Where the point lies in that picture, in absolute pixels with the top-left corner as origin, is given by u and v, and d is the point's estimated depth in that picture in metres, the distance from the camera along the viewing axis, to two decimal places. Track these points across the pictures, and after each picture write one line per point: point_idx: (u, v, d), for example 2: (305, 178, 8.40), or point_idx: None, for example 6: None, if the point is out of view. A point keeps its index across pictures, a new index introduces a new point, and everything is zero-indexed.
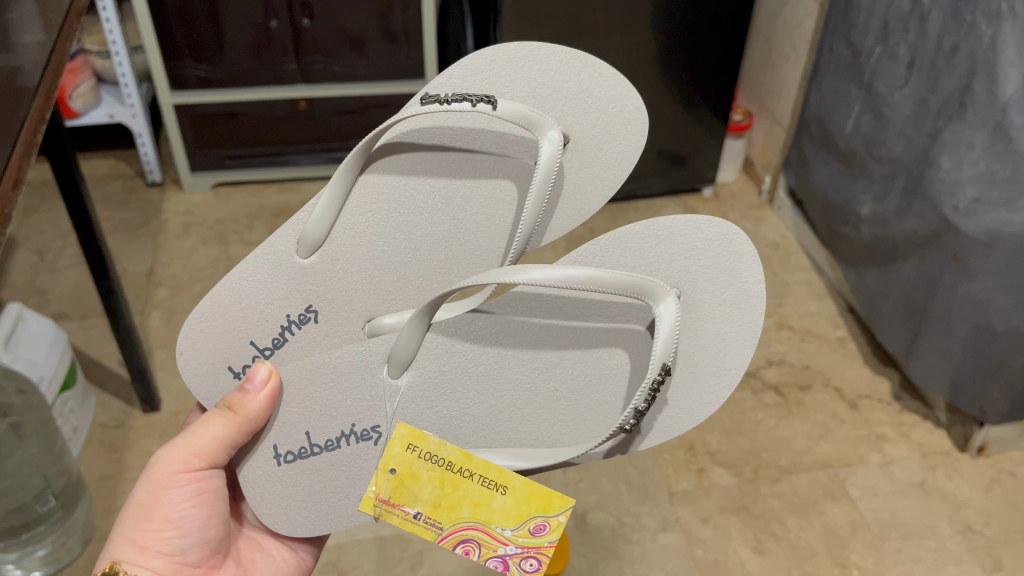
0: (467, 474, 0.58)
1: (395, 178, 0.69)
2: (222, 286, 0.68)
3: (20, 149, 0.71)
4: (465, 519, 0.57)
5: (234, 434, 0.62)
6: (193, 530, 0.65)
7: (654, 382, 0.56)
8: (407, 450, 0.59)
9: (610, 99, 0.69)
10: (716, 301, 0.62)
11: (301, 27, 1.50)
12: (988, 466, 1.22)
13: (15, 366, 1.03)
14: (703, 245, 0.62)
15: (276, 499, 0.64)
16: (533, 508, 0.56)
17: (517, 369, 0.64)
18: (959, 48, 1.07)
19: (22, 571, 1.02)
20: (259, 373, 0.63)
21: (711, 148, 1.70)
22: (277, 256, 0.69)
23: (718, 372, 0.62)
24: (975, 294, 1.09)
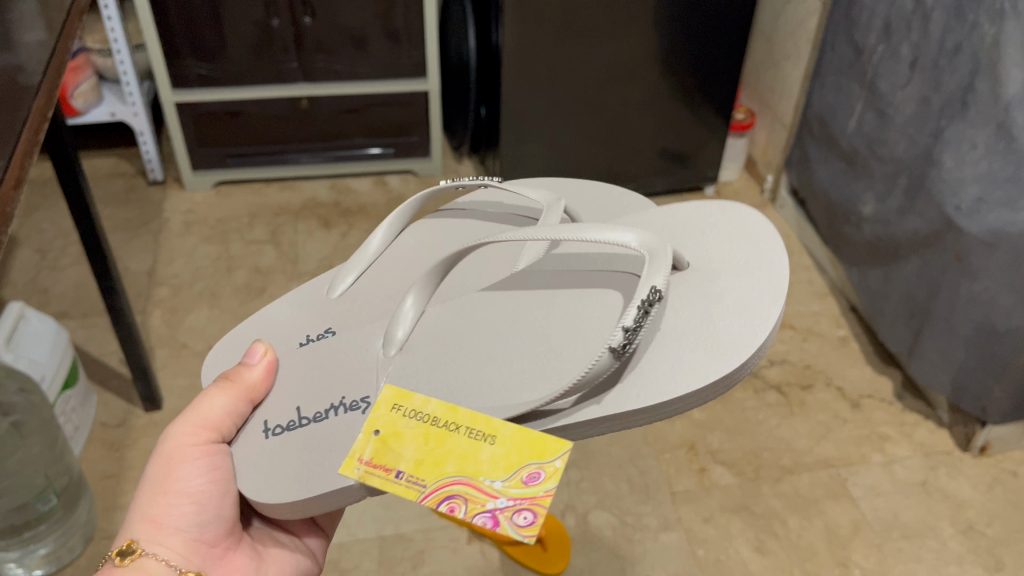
0: (453, 428, 0.59)
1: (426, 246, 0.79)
2: (255, 321, 0.76)
3: (22, 148, 0.71)
4: (451, 474, 0.57)
5: (235, 401, 0.65)
6: (209, 506, 0.63)
7: (643, 304, 0.59)
8: (392, 410, 0.61)
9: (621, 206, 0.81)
10: (730, 264, 0.68)
11: (303, 26, 1.50)
12: (990, 466, 1.21)
13: (17, 364, 1.05)
14: (709, 222, 0.73)
15: (256, 466, 0.63)
16: (525, 455, 0.57)
17: (520, 333, 0.67)
18: (962, 47, 1.07)
19: (24, 570, 1.02)
20: (256, 350, 0.68)
21: (714, 147, 1.70)
22: (312, 292, 0.78)
23: (735, 330, 0.62)
24: (978, 294, 1.09)
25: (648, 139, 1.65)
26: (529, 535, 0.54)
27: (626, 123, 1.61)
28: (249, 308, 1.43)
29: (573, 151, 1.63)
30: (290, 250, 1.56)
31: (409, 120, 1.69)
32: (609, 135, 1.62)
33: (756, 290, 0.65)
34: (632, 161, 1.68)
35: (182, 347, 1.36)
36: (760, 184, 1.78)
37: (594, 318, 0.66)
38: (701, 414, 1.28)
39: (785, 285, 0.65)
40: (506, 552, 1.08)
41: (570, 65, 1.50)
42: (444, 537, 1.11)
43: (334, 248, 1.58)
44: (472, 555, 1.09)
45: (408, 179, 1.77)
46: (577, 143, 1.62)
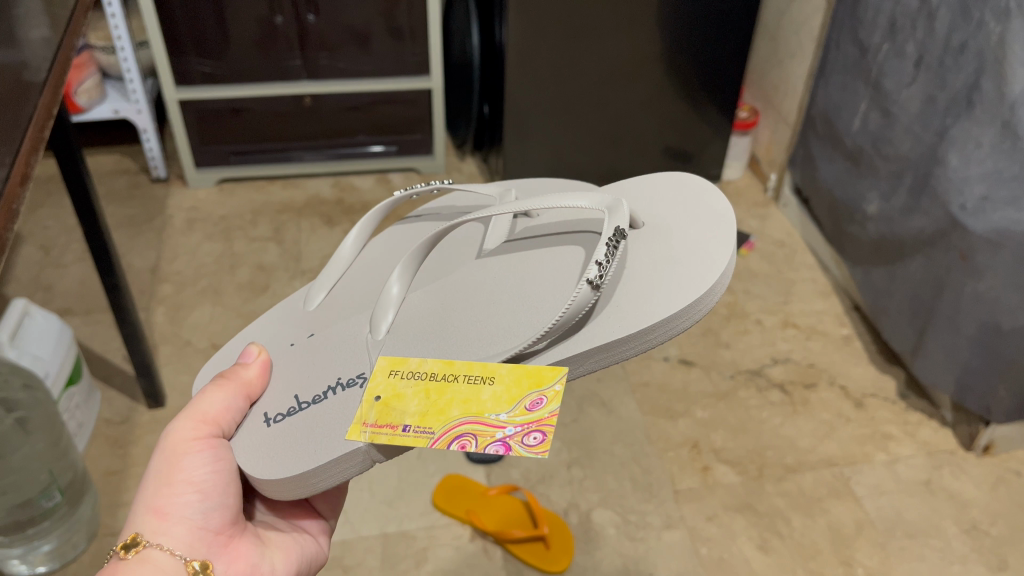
0: (452, 378, 0.61)
1: (394, 240, 0.80)
2: (235, 343, 0.76)
3: (28, 145, 0.71)
4: (457, 417, 0.59)
5: (235, 397, 0.66)
6: (213, 495, 0.63)
7: (612, 241, 0.61)
8: (389, 375, 0.63)
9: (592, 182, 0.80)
10: (684, 217, 0.69)
11: (307, 23, 1.50)
12: (994, 465, 1.21)
13: (20, 362, 1.05)
14: (659, 186, 0.74)
15: (265, 450, 0.63)
16: (525, 386, 0.59)
17: (495, 302, 0.67)
18: (967, 45, 1.07)
19: (27, 566, 1.03)
20: (251, 351, 0.70)
21: (717, 146, 1.70)
22: (287, 310, 0.77)
23: (700, 257, 0.63)
24: (982, 293, 1.09)
25: (651, 137, 1.65)
26: (543, 452, 0.56)
27: (628, 121, 1.61)
28: (252, 306, 1.43)
29: (576, 151, 1.63)
30: (293, 248, 1.56)
31: (411, 118, 1.69)
32: (612, 134, 1.62)
33: (710, 226, 0.67)
34: (636, 160, 1.68)
35: (186, 345, 1.36)
36: (763, 182, 1.78)
37: (567, 272, 0.67)
38: (704, 413, 1.28)
39: (734, 219, 0.67)
40: (508, 549, 1.09)
41: (574, 63, 1.50)
42: (447, 534, 1.11)
43: (337, 246, 1.58)
44: (475, 552, 1.09)
45: (411, 177, 1.76)
46: (581, 142, 1.62)
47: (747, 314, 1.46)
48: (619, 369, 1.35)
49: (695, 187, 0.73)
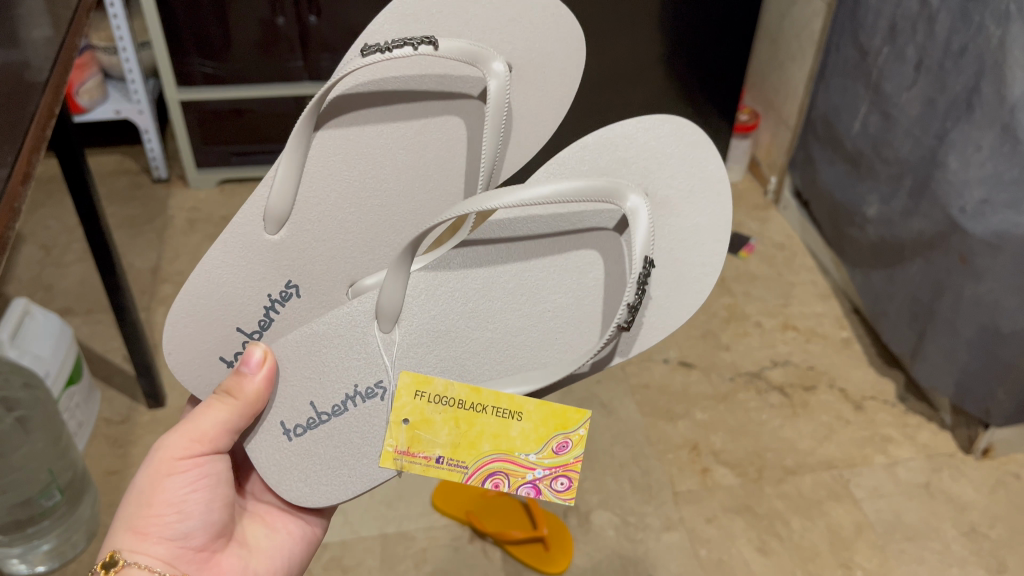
0: (480, 408, 0.59)
1: (349, 132, 0.75)
2: (197, 278, 0.72)
3: (29, 143, 0.72)
4: (488, 453, 0.59)
5: (237, 418, 0.63)
6: (196, 514, 0.63)
7: (641, 275, 0.60)
8: (416, 396, 0.61)
9: (543, 20, 0.76)
10: (684, 193, 0.66)
11: (308, 24, 1.50)
12: (994, 469, 1.21)
13: (21, 360, 1.06)
14: (654, 137, 0.67)
15: (295, 471, 0.65)
16: (551, 427, 0.59)
17: (505, 299, 0.68)
18: (967, 48, 1.07)
19: (26, 565, 1.02)
20: (254, 356, 0.63)
21: (719, 147, 1.68)
22: (247, 236, 0.73)
23: (695, 259, 0.66)
24: (981, 297, 1.09)
25: None
26: (569, 497, 0.59)
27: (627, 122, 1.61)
28: None
29: None
30: None
31: None
32: None
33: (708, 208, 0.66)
34: None
35: None
36: (763, 185, 1.78)
37: (570, 276, 0.68)
38: (704, 415, 1.28)
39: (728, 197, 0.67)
40: (507, 550, 1.09)
41: None
42: (447, 535, 1.11)
43: None
44: (474, 554, 1.09)
45: None
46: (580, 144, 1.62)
47: (747, 316, 1.46)
48: (619, 370, 1.35)
49: (689, 141, 0.67)
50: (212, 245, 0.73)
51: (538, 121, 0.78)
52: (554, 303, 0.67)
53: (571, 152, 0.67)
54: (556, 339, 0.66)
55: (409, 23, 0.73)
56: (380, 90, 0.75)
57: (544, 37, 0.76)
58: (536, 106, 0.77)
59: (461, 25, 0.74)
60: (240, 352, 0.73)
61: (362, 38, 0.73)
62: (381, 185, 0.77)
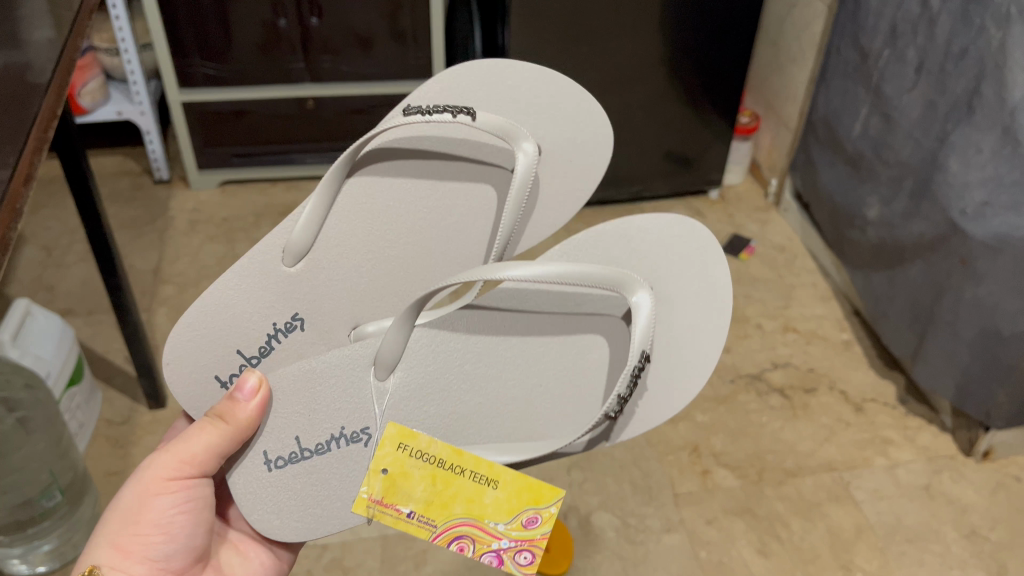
0: (459, 470, 0.56)
1: (379, 186, 0.69)
2: (210, 294, 0.66)
3: (31, 145, 0.72)
4: (458, 515, 0.56)
5: (227, 443, 0.59)
6: (179, 537, 0.61)
7: (635, 371, 0.55)
8: (398, 449, 0.57)
9: (578, 112, 0.70)
10: (688, 295, 0.62)
11: (310, 26, 1.50)
12: (994, 471, 1.21)
13: (23, 361, 1.06)
14: (673, 242, 0.62)
15: (269, 504, 0.61)
16: (524, 500, 0.55)
17: (499, 369, 0.63)
18: (968, 51, 1.07)
19: (26, 566, 1.02)
20: (248, 382, 0.59)
21: (719, 149, 1.69)
22: (265, 266, 0.68)
23: (689, 364, 0.62)
24: (982, 299, 1.09)
25: (653, 141, 1.65)
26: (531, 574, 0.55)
27: (629, 124, 1.61)
28: None
29: None
30: None
31: None
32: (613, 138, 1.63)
33: (705, 315, 0.62)
34: (638, 164, 1.68)
35: None
36: (764, 187, 1.79)
37: (565, 357, 0.64)
38: (704, 417, 1.28)
39: (728, 310, 0.62)
40: None
41: (576, 68, 1.51)
42: None
43: None
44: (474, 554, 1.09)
45: None
46: None
47: (747, 318, 1.46)
48: None
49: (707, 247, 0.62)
50: (232, 265, 0.68)
51: (563, 201, 0.71)
52: (550, 380, 0.63)
53: (592, 234, 0.62)
54: (548, 420, 0.63)
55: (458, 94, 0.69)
56: (420, 145, 0.70)
57: (577, 125, 0.70)
58: (563, 184, 0.70)
59: (502, 104, 0.69)
60: (237, 374, 0.67)
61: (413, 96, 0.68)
62: (397, 245, 0.70)
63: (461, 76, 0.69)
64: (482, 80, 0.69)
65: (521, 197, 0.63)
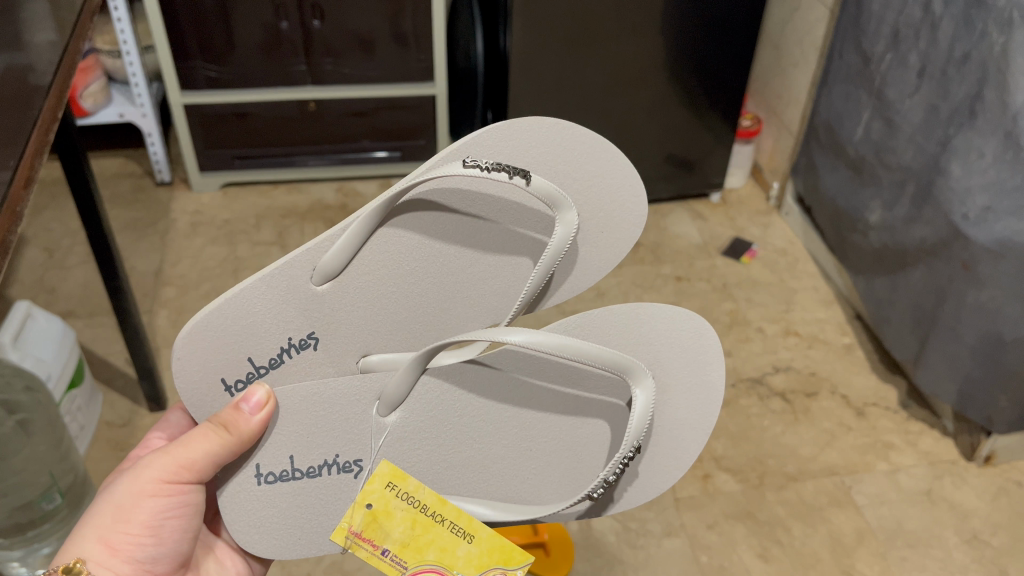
0: (439, 519, 0.55)
1: (418, 230, 0.61)
2: (231, 297, 0.57)
3: (31, 149, 0.71)
4: (429, 562, 0.54)
5: (225, 453, 0.56)
6: (167, 539, 0.61)
7: (625, 458, 0.55)
8: (386, 488, 0.55)
9: (622, 186, 0.62)
10: (683, 390, 0.58)
11: (312, 28, 1.50)
12: (995, 476, 1.21)
13: (23, 363, 1.06)
14: (678, 338, 0.57)
15: (251, 517, 0.58)
16: (494, 560, 0.54)
17: (498, 430, 0.60)
18: (970, 56, 1.07)
19: (26, 569, 1.00)
20: (256, 394, 0.55)
21: (721, 152, 1.69)
22: (290, 281, 0.59)
23: (676, 455, 0.60)
24: (984, 303, 1.09)
25: (656, 144, 1.65)
26: None
27: (630, 127, 1.61)
28: None
29: None
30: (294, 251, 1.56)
31: (416, 123, 1.68)
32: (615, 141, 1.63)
33: (694, 416, 0.59)
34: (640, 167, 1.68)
35: None
36: (766, 191, 1.78)
37: (563, 429, 0.60)
38: None
39: (715, 414, 0.59)
40: None
41: (578, 71, 1.51)
42: None
43: None
44: None
45: None
46: None
47: (749, 322, 1.46)
48: None
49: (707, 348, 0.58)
50: (257, 271, 0.58)
51: (598, 263, 0.63)
52: (546, 446, 0.60)
53: (602, 314, 0.57)
54: (537, 486, 0.60)
55: (519, 146, 0.59)
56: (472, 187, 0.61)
57: (622, 193, 0.62)
58: (601, 247, 0.63)
59: (550, 163, 0.60)
60: (242, 382, 0.59)
61: (480, 134, 0.59)
62: (421, 292, 0.62)
63: (530, 129, 0.59)
64: (544, 135, 0.60)
65: (549, 269, 0.59)
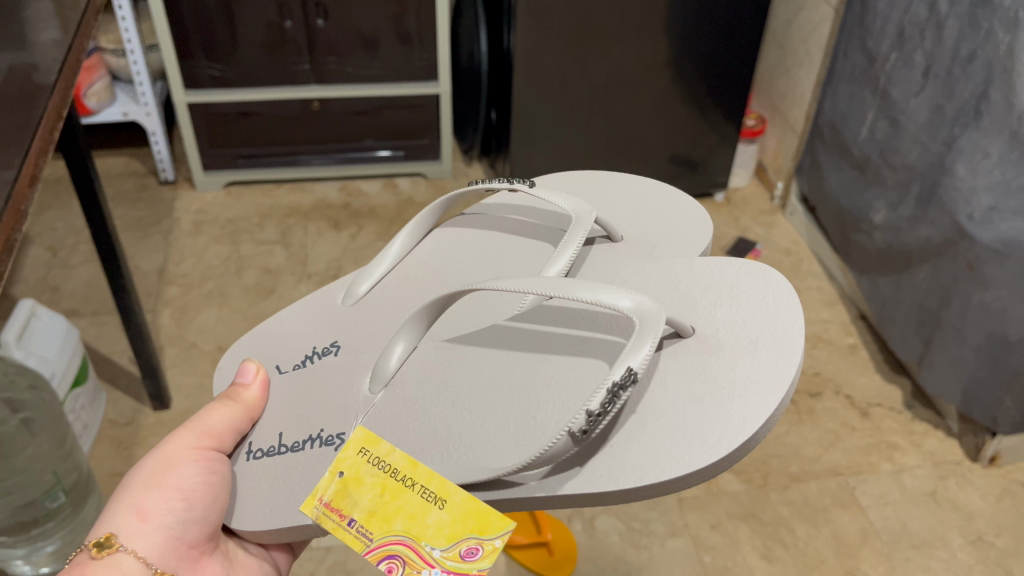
0: (409, 484, 0.55)
1: (440, 256, 0.75)
2: (276, 318, 0.74)
3: (36, 146, 0.71)
4: (397, 532, 0.53)
5: (239, 417, 0.64)
6: (197, 506, 0.59)
7: (615, 387, 0.53)
8: (359, 453, 0.56)
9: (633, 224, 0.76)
10: (743, 343, 0.61)
11: (316, 28, 1.50)
12: (1000, 476, 1.21)
13: (27, 362, 1.06)
14: (748, 290, 0.65)
15: (234, 490, 0.61)
16: (467, 527, 0.52)
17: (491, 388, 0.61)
18: (975, 55, 1.07)
19: (31, 567, 1.00)
20: (249, 369, 0.66)
21: (725, 152, 1.69)
22: (326, 300, 0.75)
23: (726, 415, 0.56)
24: (989, 304, 1.08)
25: (657, 144, 1.65)
26: None
27: (633, 128, 1.61)
28: (259, 308, 1.43)
29: (583, 155, 1.63)
30: (299, 251, 1.56)
31: (420, 123, 1.69)
32: (618, 140, 1.62)
33: (766, 361, 0.59)
34: (643, 166, 1.68)
35: (191, 347, 1.36)
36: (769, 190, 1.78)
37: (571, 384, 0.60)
38: None
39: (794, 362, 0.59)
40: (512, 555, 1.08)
41: (582, 71, 1.51)
42: None
43: (343, 249, 1.58)
44: None
45: (418, 182, 1.76)
46: (587, 148, 1.62)
47: None
48: None
49: (778, 296, 0.64)
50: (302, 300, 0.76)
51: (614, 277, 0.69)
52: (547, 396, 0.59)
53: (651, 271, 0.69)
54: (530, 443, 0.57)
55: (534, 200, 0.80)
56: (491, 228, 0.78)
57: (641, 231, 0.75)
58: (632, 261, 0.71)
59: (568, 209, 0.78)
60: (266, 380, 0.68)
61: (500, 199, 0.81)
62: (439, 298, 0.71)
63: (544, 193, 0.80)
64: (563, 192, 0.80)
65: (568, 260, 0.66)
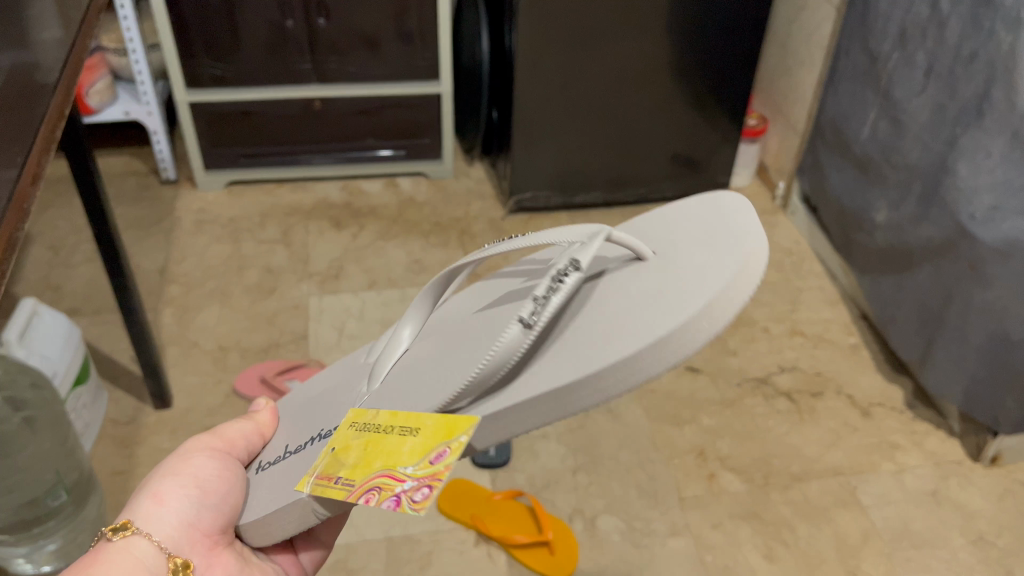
0: (389, 429, 0.48)
1: None
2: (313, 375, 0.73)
3: (39, 145, 0.71)
4: (376, 470, 0.45)
5: (253, 431, 0.65)
6: (213, 494, 0.59)
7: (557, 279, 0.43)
8: (348, 425, 0.51)
9: None
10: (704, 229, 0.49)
11: (317, 27, 1.50)
12: (1001, 476, 1.20)
13: (29, 361, 1.06)
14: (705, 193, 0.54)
15: (241, 496, 0.60)
16: (437, 436, 0.43)
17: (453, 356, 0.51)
18: (977, 54, 1.07)
19: (32, 565, 1.01)
20: (260, 402, 0.69)
21: (726, 152, 1.69)
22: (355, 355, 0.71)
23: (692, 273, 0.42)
24: (991, 303, 1.08)
25: (657, 145, 1.65)
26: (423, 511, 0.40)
27: (635, 129, 1.61)
28: (260, 307, 1.44)
29: (585, 155, 1.63)
30: (300, 250, 1.56)
31: (422, 122, 1.69)
32: (620, 140, 1.62)
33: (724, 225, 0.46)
34: (645, 166, 1.68)
35: (192, 347, 1.36)
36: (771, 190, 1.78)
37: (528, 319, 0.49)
38: (710, 420, 1.28)
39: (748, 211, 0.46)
40: (513, 554, 1.08)
41: (583, 72, 1.51)
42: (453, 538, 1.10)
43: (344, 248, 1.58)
44: (479, 556, 1.08)
45: (420, 182, 1.76)
46: (589, 148, 1.62)
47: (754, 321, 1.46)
48: None
49: None
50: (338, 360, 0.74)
51: None
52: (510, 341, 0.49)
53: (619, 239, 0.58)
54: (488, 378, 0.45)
55: None
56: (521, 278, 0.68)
57: None
58: None
59: None
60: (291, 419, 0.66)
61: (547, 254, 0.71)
62: None
63: None
64: None
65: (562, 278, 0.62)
